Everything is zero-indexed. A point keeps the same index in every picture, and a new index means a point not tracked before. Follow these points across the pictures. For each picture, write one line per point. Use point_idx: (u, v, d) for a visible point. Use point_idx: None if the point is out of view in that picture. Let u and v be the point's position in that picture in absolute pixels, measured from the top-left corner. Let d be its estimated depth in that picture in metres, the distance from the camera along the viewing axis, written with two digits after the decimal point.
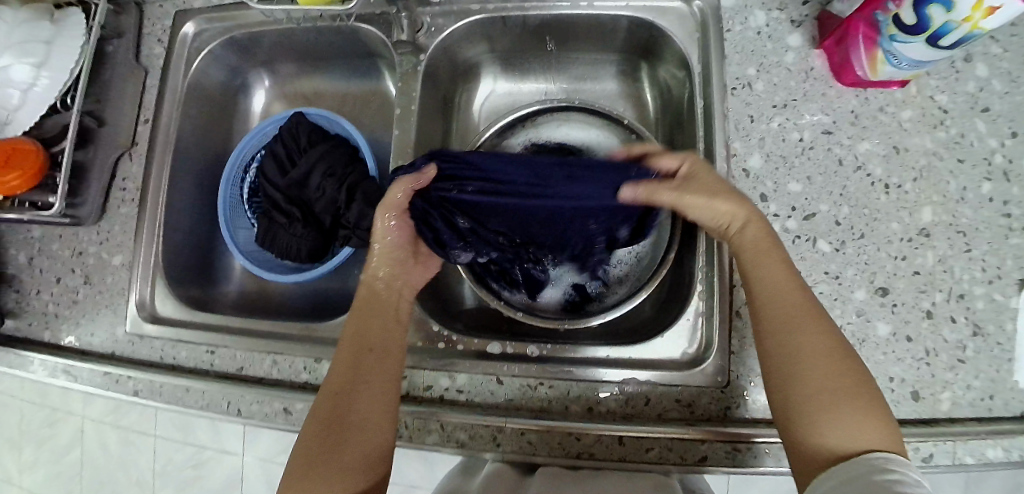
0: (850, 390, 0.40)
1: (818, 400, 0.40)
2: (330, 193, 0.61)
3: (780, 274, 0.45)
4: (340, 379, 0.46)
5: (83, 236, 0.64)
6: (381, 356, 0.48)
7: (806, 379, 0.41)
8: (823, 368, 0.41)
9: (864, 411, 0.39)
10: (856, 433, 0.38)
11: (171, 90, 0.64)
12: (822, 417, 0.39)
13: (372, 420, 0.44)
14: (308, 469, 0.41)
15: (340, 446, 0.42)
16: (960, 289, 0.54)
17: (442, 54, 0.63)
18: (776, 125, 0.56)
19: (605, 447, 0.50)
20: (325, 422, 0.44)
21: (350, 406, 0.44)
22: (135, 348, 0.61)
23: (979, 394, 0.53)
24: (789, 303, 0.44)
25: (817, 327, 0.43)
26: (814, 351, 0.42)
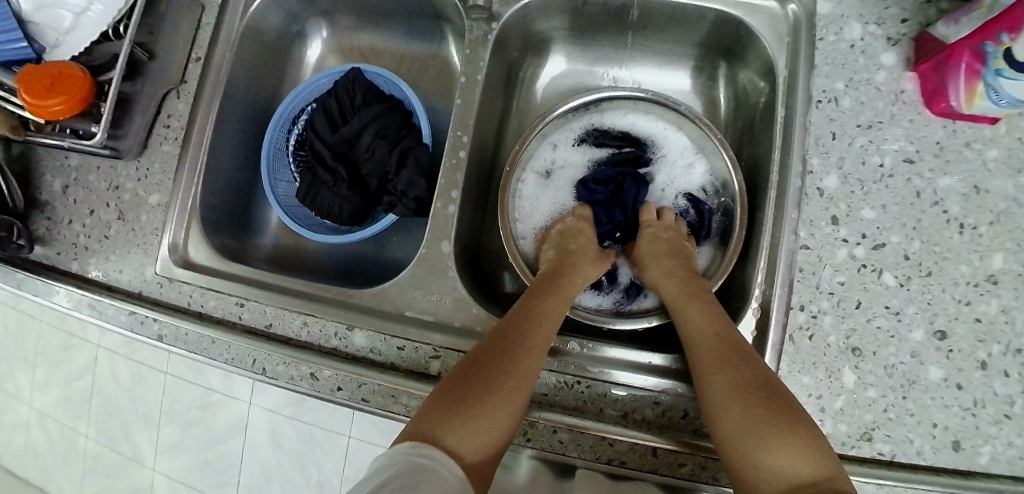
0: (772, 427, 0.41)
1: (748, 435, 0.42)
2: (379, 155, 0.59)
3: (700, 319, 0.49)
4: (505, 333, 0.48)
5: (120, 169, 0.62)
6: (544, 320, 0.49)
7: (722, 418, 0.44)
8: (735, 407, 0.43)
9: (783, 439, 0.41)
10: (788, 460, 0.40)
11: (227, 29, 0.61)
12: (754, 450, 0.41)
13: (517, 374, 0.45)
14: (454, 405, 0.42)
15: (486, 390, 0.43)
16: (1020, 344, 0.52)
17: (514, 25, 0.60)
18: (858, 146, 0.53)
19: (638, 455, 0.49)
20: (474, 367, 0.45)
21: (510, 358, 0.46)
22: (162, 291, 0.59)
23: (1021, 453, 0.51)
24: (705, 346, 0.48)
25: (730, 365, 0.45)
26: (715, 388, 0.45)
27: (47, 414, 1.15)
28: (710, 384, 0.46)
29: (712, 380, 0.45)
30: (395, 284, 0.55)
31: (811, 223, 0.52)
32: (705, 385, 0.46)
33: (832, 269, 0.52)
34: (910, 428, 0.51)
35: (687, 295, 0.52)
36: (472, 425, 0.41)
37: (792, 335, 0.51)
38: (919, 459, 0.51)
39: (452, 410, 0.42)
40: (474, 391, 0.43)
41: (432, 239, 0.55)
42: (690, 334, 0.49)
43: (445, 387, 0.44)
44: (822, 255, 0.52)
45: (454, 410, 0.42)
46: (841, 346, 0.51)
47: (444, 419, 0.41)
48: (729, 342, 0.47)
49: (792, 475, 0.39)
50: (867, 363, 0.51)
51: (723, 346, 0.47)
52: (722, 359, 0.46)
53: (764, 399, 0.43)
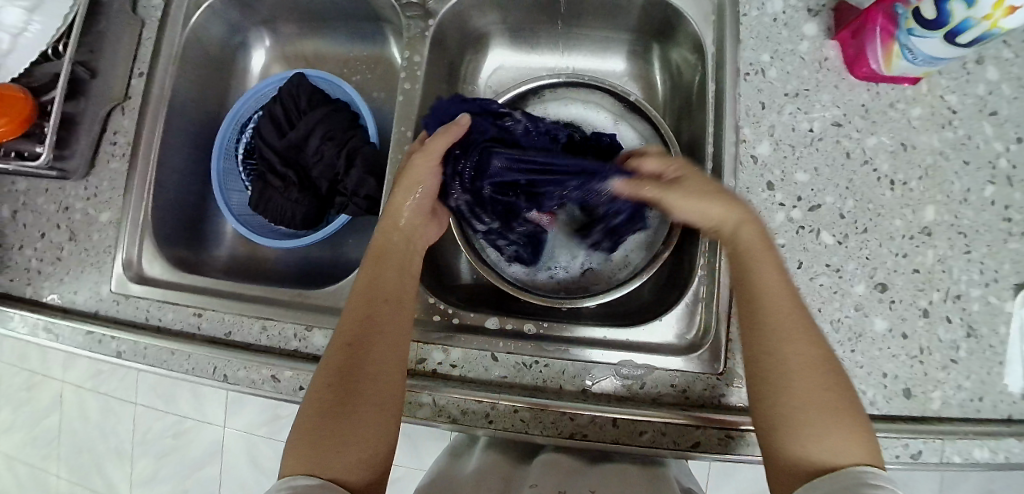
0: (832, 404, 0.39)
1: (804, 405, 0.39)
2: (328, 157, 0.61)
3: (774, 291, 0.43)
4: (345, 337, 0.45)
5: (69, 191, 0.61)
6: (396, 280, 0.49)
7: (793, 392, 0.39)
8: (799, 393, 0.39)
9: (829, 416, 0.38)
10: (835, 445, 0.37)
11: (167, 44, 0.61)
12: (805, 426, 0.38)
13: (378, 374, 0.43)
14: (317, 435, 0.40)
15: (350, 408, 0.41)
16: (958, 290, 0.54)
17: (449, 21, 0.62)
18: (787, 113, 0.55)
19: (598, 428, 0.49)
20: (331, 389, 0.42)
21: (359, 366, 0.43)
22: (118, 308, 0.59)
23: (969, 395, 0.53)
24: (788, 323, 0.42)
25: (804, 340, 0.41)
26: (782, 345, 0.41)
27: (17, 456, 1.12)
28: (792, 371, 0.40)
29: (790, 357, 0.41)
30: (350, 281, 0.56)
31: (749, 190, 0.54)
32: (769, 346, 0.42)
33: (772, 232, 0.54)
34: (860, 379, 0.53)
35: (751, 254, 0.45)
36: (343, 450, 0.39)
37: None
38: (873, 408, 0.52)
39: (322, 435, 0.40)
40: (334, 415, 0.41)
41: None
42: (759, 295, 0.43)
43: (308, 419, 0.41)
44: (761, 219, 0.54)
45: (317, 440, 0.39)
46: None
47: (308, 451, 0.39)
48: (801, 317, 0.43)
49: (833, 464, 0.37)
50: (814, 320, 0.53)
51: (796, 317, 0.42)
52: (816, 360, 0.40)
53: (829, 383, 0.40)
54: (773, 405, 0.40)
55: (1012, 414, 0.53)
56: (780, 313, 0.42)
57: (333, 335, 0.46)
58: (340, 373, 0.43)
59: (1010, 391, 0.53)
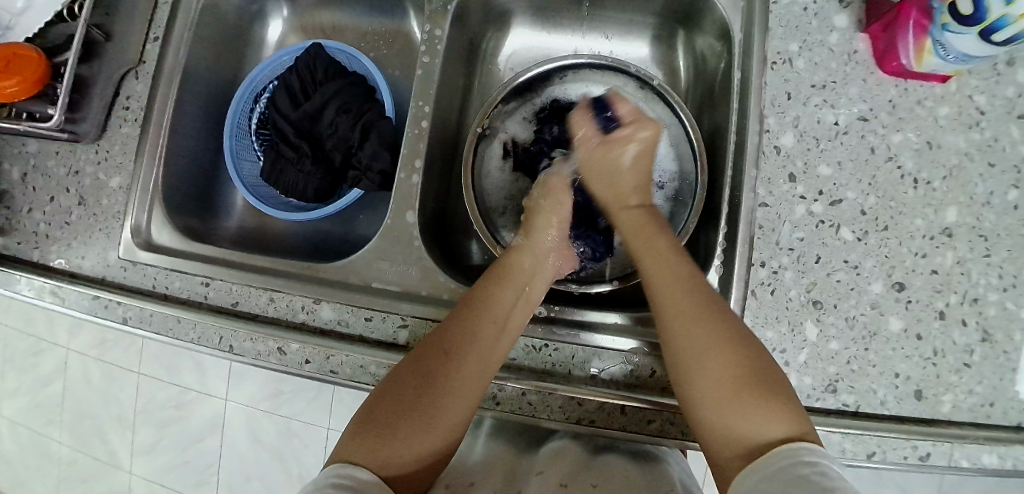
0: (742, 383, 0.41)
1: (726, 388, 0.42)
2: (343, 130, 0.60)
3: (664, 261, 0.49)
4: (444, 341, 0.46)
5: (80, 154, 0.60)
6: (498, 330, 0.48)
7: (708, 379, 0.42)
8: (710, 360, 0.43)
9: (752, 399, 0.41)
10: (767, 423, 0.40)
11: (185, 8, 0.60)
12: (741, 403, 0.41)
13: (456, 400, 0.44)
14: (384, 426, 0.42)
15: (427, 412, 0.43)
16: (975, 293, 0.53)
17: None
18: (813, 105, 0.54)
19: (606, 414, 0.49)
20: (412, 381, 0.44)
21: (445, 374, 0.44)
22: (125, 275, 0.58)
23: (980, 400, 0.52)
24: (683, 302, 0.46)
25: (716, 323, 0.44)
26: (688, 330, 0.44)
27: (18, 421, 1.13)
28: (710, 331, 0.44)
29: (703, 339, 0.44)
30: (361, 257, 0.55)
31: (769, 182, 0.54)
32: (683, 334, 0.44)
33: (791, 226, 0.53)
34: (872, 378, 0.52)
35: (648, 234, 0.52)
36: (401, 449, 0.41)
37: (755, 292, 0.52)
38: (883, 408, 0.52)
39: (382, 433, 0.41)
40: (407, 409, 0.42)
41: (397, 209, 0.56)
42: (653, 270, 0.49)
43: (377, 408, 0.43)
44: (781, 212, 0.53)
45: (383, 431, 0.41)
46: (802, 300, 0.52)
47: (371, 439, 0.41)
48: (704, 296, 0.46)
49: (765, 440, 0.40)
50: (828, 316, 0.52)
51: (696, 301, 0.45)
52: (709, 317, 0.44)
53: (744, 366, 0.42)
54: (699, 380, 0.43)
55: None
56: (670, 285, 0.47)
57: (434, 331, 0.48)
58: (430, 371, 0.44)
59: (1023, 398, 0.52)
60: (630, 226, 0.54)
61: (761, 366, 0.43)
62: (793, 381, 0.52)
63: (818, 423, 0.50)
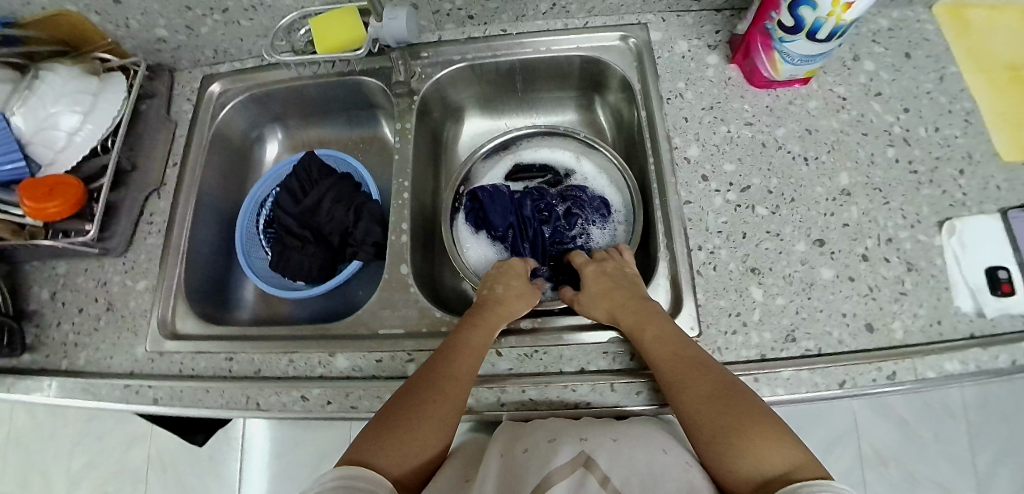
0: (732, 424, 0.45)
1: (720, 433, 0.46)
2: (339, 216, 0.71)
3: (658, 337, 0.53)
4: (434, 362, 0.52)
5: (109, 266, 0.69)
6: (470, 358, 0.53)
7: (700, 413, 0.47)
8: (706, 412, 0.47)
9: (756, 438, 0.44)
10: (763, 458, 0.43)
11: (198, 139, 0.74)
12: (743, 447, 0.44)
13: (437, 412, 0.49)
14: (382, 428, 0.48)
15: (412, 417, 0.48)
16: (888, 235, 0.62)
17: (434, 93, 0.76)
18: (707, 122, 0.68)
19: (600, 394, 0.54)
20: (407, 395, 0.50)
21: (431, 386, 0.50)
22: (153, 365, 0.63)
23: (928, 320, 0.58)
24: (670, 360, 0.51)
25: (704, 381, 0.49)
26: (682, 386, 0.49)
27: None
28: (687, 387, 0.49)
29: (700, 389, 0.48)
30: (367, 309, 0.62)
31: (687, 184, 0.65)
32: (679, 390, 0.49)
33: (714, 213, 0.63)
34: (823, 322, 0.58)
35: (642, 323, 0.54)
36: (394, 449, 0.46)
37: (699, 271, 0.60)
38: (843, 346, 0.56)
39: (379, 434, 0.47)
40: (393, 417, 0.48)
41: (392, 263, 0.64)
42: (658, 355, 0.52)
43: (387, 409, 0.50)
44: (702, 204, 0.64)
45: (380, 434, 0.47)
46: (742, 269, 0.60)
47: (374, 438, 0.47)
48: (690, 352, 0.51)
49: (762, 471, 0.43)
50: (767, 278, 0.60)
51: (683, 361, 0.51)
52: (693, 372, 0.49)
53: (729, 411, 0.46)
54: (702, 429, 0.47)
55: (973, 331, 0.58)
56: (668, 354, 0.51)
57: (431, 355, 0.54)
58: (422, 384, 0.50)
59: (965, 311, 0.59)
60: (625, 315, 0.56)
61: (752, 418, 0.46)
62: (755, 338, 0.57)
63: (787, 363, 0.55)
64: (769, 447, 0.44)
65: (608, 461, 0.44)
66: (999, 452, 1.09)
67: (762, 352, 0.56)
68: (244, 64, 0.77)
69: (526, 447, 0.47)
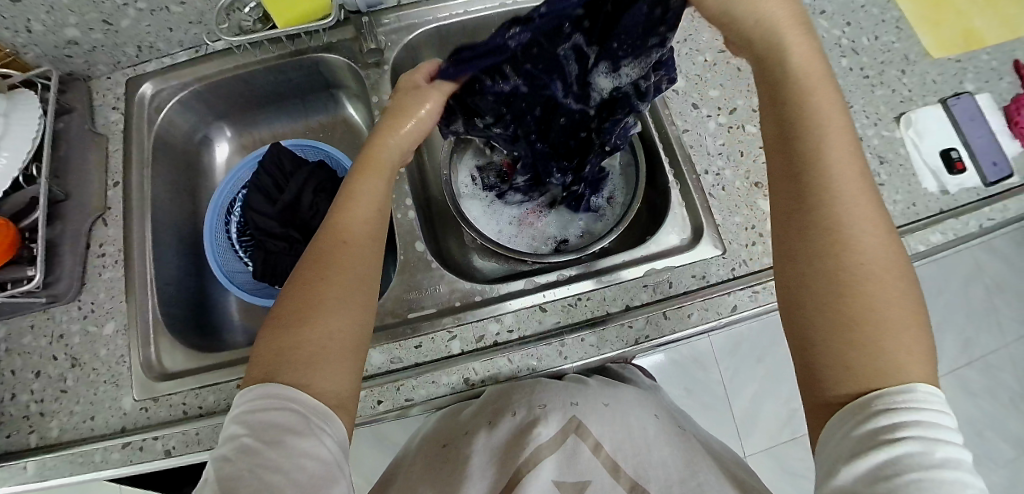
0: (902, 307, 0.37)
1: (880, 300, 0.37)
2: (324, 207, 0.65)
3: (840, 146, 0.41)
4: (317, 253, 0.46)
5: (61, 317, 0.59)
6: (363, 252, 0.47)
7: (863, 264, 0.38)
8: (874, 274, 0.38)
9: (910, 330, 0.37)
10: (911, 359, 0.36)
11: (139, 150, 0.63)
12: (895, 334, 0.36)
13: (334, 305, 0.43)
14: (282, 337, 0.42)
15: (310, 316, 0.42)
16: (857, 134, 0.69)
17: (404, 61, 0.69)
18: (684, 53, 0.71)
19: (655, 324, 0.56)
20: (297, 294, 0.44)
21: (322, 279, 0.44)
22: (150, 414, 0.55)
23: (906, 204, 0.65)
24: (857, 188, 0.40)
25: (878, 231, 0.39)
26: (853, 218, 0.39)
27: None
28: (865, 231, 0.39)
29: (872, 238, 0.39)
30: (389, 297, 0.58)
31: (681, 114, 0.67)
32: (847, 227, 0.39)
33: (712, 137, 0.66)
34: None
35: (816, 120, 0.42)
36: (294, 355, 0.41)
37: (711, 193, 0.63)
38: None
39: (278, 344, 0.42)
40: (293, 321, 0.42)
41: (404, 244, 0.60)
42: (836, 171, 0.40)
43: (280, 314, 0.44)
44: (699, 131, 0.66)
45: (278, 345, 0.42)
46: (746, 185, 0.63)
47: (273, 350, 0.42)
48: (865, 185, 0.41)
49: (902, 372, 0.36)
50: None
51: (865, 196, 0.40)
52: (875, 214, 0.40)
53: (897, 279, 0.38)
54: (858, 285, 0.38)
55: (942, 206, 0.65)
56: (842, 173, 0.40)
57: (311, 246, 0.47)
58: (314, 279, 0.45)
59: (931, 191, 0.66)
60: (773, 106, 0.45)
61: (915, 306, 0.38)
62: None
63: None
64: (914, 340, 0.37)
65: (598, 428, 0.50)
66: (939, 322, 1.26)
67: None
68: (175, 59, 0.67)
69: (516, 411, 0.50)
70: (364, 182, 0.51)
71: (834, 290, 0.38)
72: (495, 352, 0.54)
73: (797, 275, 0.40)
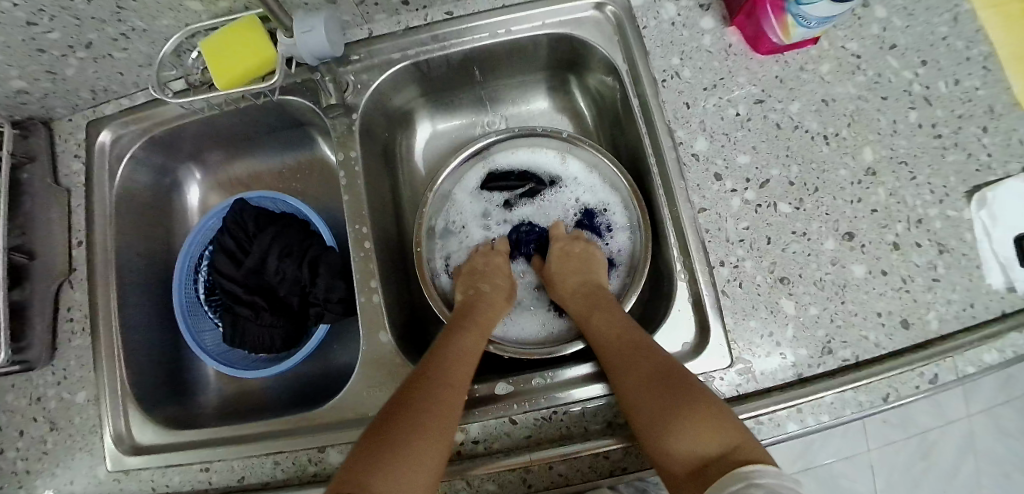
0: (673, 403, 0.43)
1: (657, 414, 0.44)
2: (291, 273, 0.60)
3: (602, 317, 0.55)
4: (420, 371, 0.48)
5: (37, 380, 0.59)
6: (461, 359, 0.51)
7: (638, 403, 0.45)
8: (643, 396, 0.45)
9: (694, 416, 0.42)
10: (704, 441, 0.41)
11: (100, 206, 0.60)
12: (675, 425, 0.42)
13: (436, 416, 0.45)
14: (382, 446, 0.41)
15: (416, 425, 0.43)
16: (917, 215, 0.56)
17: (375, 109, 0.63)
18: (712, 105, 0.58)
19: (635, 457, 0.50)
20: (400, 407, 0.45)
21: (425, 391, 0.46)
22: (122, 486, 0.56)
23: (961, 305, 0.54)
24: (618, 344, 0.51)
25: (646, 363, 0.47)
26: (619, 374, 0.48)
27: None
28: (630, 369, 0.48)
29: (637, 367, 0.47)
30: (350, 391, 0.55)
31: (700, 187, 0.56)
32: (617, 381, 0.48)
33: (734, 219, 0.56)
34: (860, 326, 0.53)
35: (588, 308, 0.57)
36: (401, 467, 0.40)
37: (726, 290, 0.54)
38: (879, 349, 0.53)
39: (379, 453, 0.41)
40: (399, 430, 0.43)
41: (369, 332, 0.56)
42: (606, 339, 0.52)
43: (380, 423, 0.44)
44: (720, 210, 0.56)
45: (383, 454, 0.41)
46: (770, 281, 0.54)
47: (376, 462, 0.40)
48: (634, 339, 0.50)
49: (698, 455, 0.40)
50: (798, 287, 0.54)
51: (625, 343, 0.50)
52: (638, 353, 0.48)
53: (664, 389, 0.45)
54: (637, 415, 0.45)
55: (1005, 308, 0.54)
56: (606, 339, 0.52)
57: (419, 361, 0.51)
58: (424, 391, 0.46)
59: (995, 288, 0.54)
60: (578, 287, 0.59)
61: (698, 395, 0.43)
62: (790, 357, 0.53)
63: (828, 387, 0.51)
64: (705, 422, 0.42)
65: None
66: None
67: (799, 371, 0.52)
68: (133, 100, 0.61)
69: None
70: (487, 298, 0.59)
71: (645, 427, 0.44)
72: (457, 469, 0.51)
73: (627, 410, 0.47)
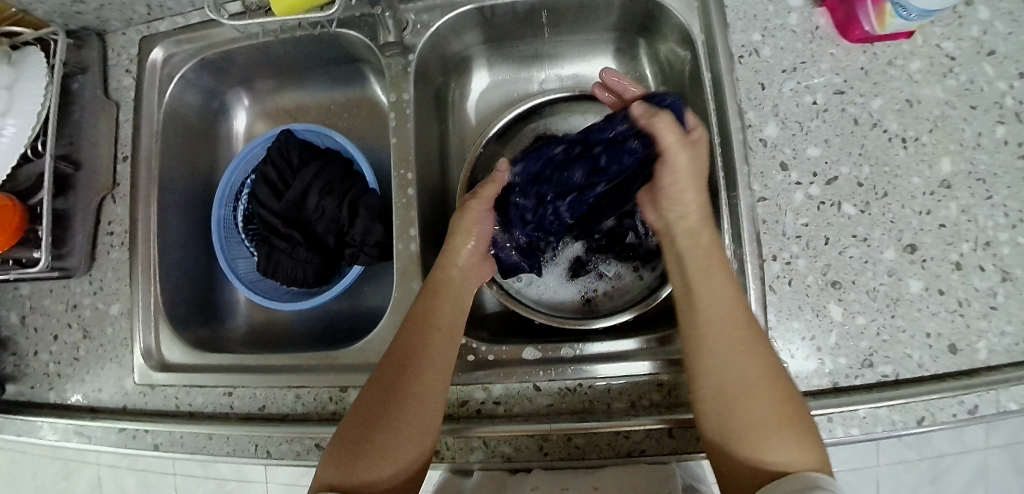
0: (782, 409, 0.42)
1: (757, 419, 0.42)
2: (330, 211, 0.59)
3: (717, 293, 0.46)
4: (395, 359, 0.47)
5: (74, 287, 0.60)
6: (445, 340, 0.49)
7: (745, 394, 0.43)
8: (758, 388, 0.43)
9: (780, 426, 0.41)
10: (789, 450, 0.40)
11: (147, 123, 0.60)
12: (766, 435, 0.41)
13: (416, 409, 0.45)
14: (358, 445, 0.43)
15: (388, 421, 0.44)
16: (986, 237, 0.52)
17: (431, 51, 0.61)
18: (788, 89, 0.55)
19: (655, 441, 0.49)
20: (376, 400, 0.45)
21: (402, 385, 0.45)
22: (148, 399, 0.58)
23: (1015, 339, 0.51)
24: (732, 326, 0.45)
25: (752, 355, 0.44)
26: (724, 360, 0.44)
27: None
28: (733, 366, 0.44)
29: (740, 363, 0.44)
30: (377, 337, 0.54)
31: (762, 175, 0.54)
32: (715, 367, 0.44)
33: (793, 214, 0.53)
34: (906, 343, 0.51)
35: (706, 270, 0.48)
36: (379, 461, 0.43)
37: (773, 286, 0.52)
38: (922, 372, 0.51)
39: (353, 453, 0.43)
40: (372, 430, 0.44)
41: (402, 281, 0.55)
42: (714, 318, 0.46)
43: (358, 413, 0.45)
44: (781, 203, 0.53)
45: (354, 452, 0.43)
46: (821, 284, 0.52)
47: (347, 461, 0.43)
48: (748, 325, 0.45)
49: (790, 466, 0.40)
50: (849, 293, 0.52)
51: (740, 325, 0.45)
52: (746, 342, 0.44)
53: (777, 391, 0.43)
54: (734, 415, 0.43)
55: None
56: (720, 313, 0.46)
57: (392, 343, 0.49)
58: (397, 381, 0.46)
59: None
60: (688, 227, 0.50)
61: (790, 400, 0.42)
62: (828, 365, 0.51)
63: (863, 401, 0.50)
64: (790, 431, 0.41)
65: None
66: None
67: (834, 380, 0.51)
68: (188, 19, 0.60)
69: None
70: (459, 258, 0.54)
71: (740, 420, 0.42)
72: (475, 427, 0.51)
73: (712, 394, 0.44)
